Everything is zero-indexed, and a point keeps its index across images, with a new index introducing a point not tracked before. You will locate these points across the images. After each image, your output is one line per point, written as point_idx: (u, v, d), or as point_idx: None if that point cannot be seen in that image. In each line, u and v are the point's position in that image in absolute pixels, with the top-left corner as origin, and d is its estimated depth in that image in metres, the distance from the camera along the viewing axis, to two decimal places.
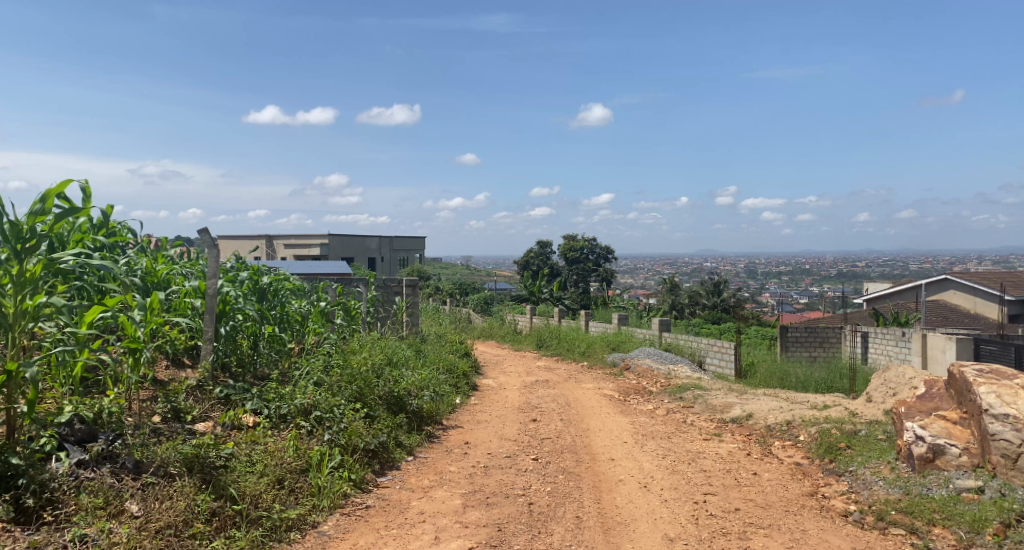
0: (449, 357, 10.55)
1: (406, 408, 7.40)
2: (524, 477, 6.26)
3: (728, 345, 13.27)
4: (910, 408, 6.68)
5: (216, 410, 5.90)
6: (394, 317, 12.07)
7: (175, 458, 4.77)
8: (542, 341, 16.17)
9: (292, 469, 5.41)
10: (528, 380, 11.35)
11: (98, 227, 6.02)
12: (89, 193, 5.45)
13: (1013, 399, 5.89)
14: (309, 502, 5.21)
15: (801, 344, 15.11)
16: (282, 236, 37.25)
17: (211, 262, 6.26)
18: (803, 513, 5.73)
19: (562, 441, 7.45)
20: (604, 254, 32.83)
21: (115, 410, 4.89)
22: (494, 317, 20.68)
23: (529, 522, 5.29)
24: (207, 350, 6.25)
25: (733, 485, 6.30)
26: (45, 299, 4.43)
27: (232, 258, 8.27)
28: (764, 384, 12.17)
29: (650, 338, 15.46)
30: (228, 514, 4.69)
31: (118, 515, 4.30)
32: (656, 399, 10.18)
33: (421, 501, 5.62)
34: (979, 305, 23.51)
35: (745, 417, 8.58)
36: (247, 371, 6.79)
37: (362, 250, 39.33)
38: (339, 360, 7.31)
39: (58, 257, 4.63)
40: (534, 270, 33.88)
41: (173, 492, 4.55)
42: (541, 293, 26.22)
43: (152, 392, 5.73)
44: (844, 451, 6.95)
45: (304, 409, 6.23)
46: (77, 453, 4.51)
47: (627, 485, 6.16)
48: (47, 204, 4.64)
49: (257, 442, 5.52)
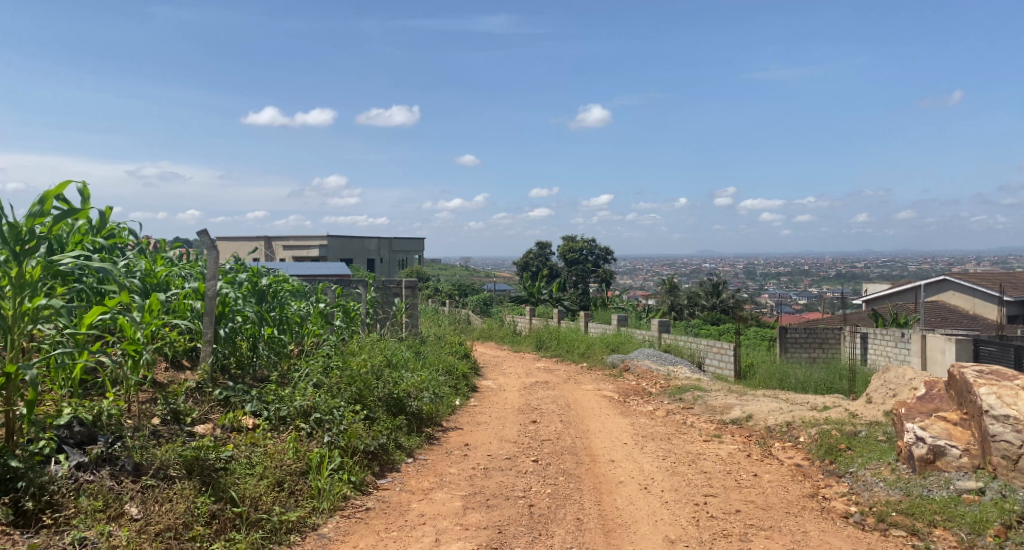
0: (448, 358, 10.54)
1: (406, 410, 7.40)
2: (525, 479, 6.25)
3: (728, 346, 13.27)
4: (910, 410, 6.67)
5: (216, 412, 5.89)
6: (394, 318, 12.07)
7: (175, 460, 4.76)
8: (541, 342, 16.17)
9: (292, 471, 5.40)
10: (528, 381, 11.34)
11: (97, 229, 6.01)
12: (88, 195, 5.47)
13: (1014, 400, 5.89)
14: (309, 505, 5.19)
15: (800, 345, 15.12)
16: (282, 237, 37.26)
17: (211, 264, 6.26)
18: (803, 515, 5.72)
19: (562, 443, 7.44)
20: (603, 255, 32.83)
21: (114, 413, 4.88)
22: (493, 319, 20.69)
23: (530, 524, 5.28)
24: (206, 352, 6.24)
25: (733, 487, 6.30)
26: (45, 301, 4.43)
27: (231, 259, 8.26)
28: (764, 384, 12.17)
29: (650, 339, 15.46)
30: (228, 516, 4.67)
31: (118, 517, 4.29)
32: (656, 400, 10.17)
33: (421, 504, 5.60)
34: (977, 306, 23.52)
35: (745, 419, 8.58)
36: (247, 372, 6.78)
37: (361, 251, 39.31)
38: (339, 362, 7.30)
39: (58, 260, 4.62)
40: (533, 271, 33.90)
41: (173, 495, 4.54)
42: (541, 294, 26.24)
43: (152, 394, 5.72)
44: (844, 453, 6.95)
45: (304, 411, 6.22)
46: (76, 456, 4.50)
47: (627, 487, 6.15)
48: (46, 206, 4.63)
49: (257, 444, 5.51)
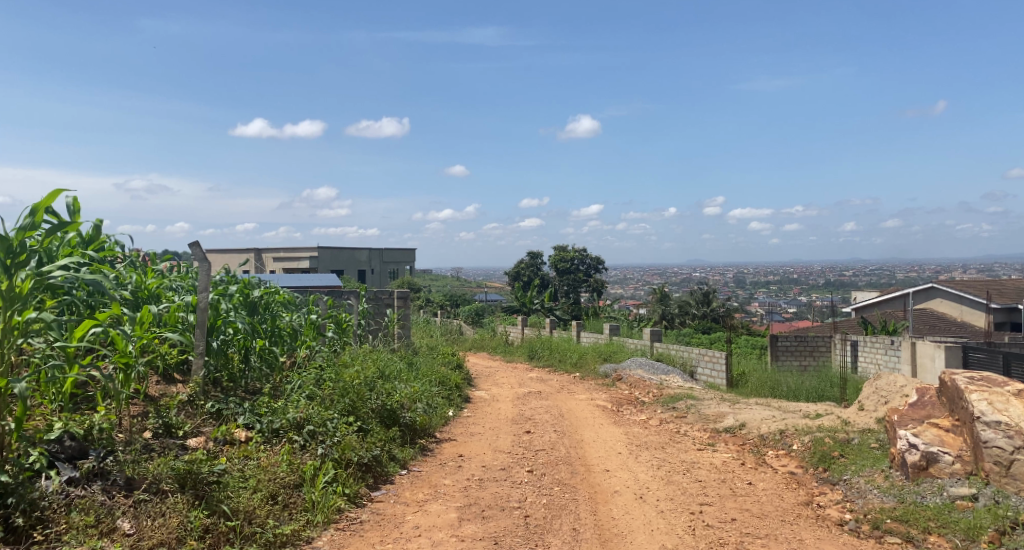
0: (441, 369, 10.49)
1: (399, 421, 7.37)
2: (520, 489, 6.22)
3: (719, 355, 13.28)
4: (903, 416, 6.70)
5: (207, 424, 5.84)
6: (386, 330, 12.02)
7: (168, 474, 4.71)
8: (533, 352, 16.15)
9: (286, 484, 5.37)
10: (521, 392, 11.30)
11: (88, 241, 5.97)
12: (77, 209, 5.44)
13: (1005, 406, 5.95)
14: (303, 517, 5.16)
15: (791, 353, 15.08)
16: (272, 250, 37.34)
17: (203, 276, 6.18)
18: (799, 523, 5.73)
19: (557, 453, 7.42)
20: (594, 264, 32.80)
21: (105, 426, 4.84)
22: (485, 328, 20.65)
23: (526, 535, 5.26)
24: (199, 364, 6.17)
25: (728, 495, 6.30)
26: (36, 314, 4.38)
27: (222, 271, 8.12)
28: (755, 393, 12.21)
29: (642, 348, 15.48)
30: (222, 530, 4.64)
31: (110, 532, 4.26)
32: (650, 410, 10.16)
33: (416, 516, 5.57)
34: (966, 313, 23.69)
35: (738, 427, 8.59)
36: (237, 385, 6.73)
37: (352, 262, 39.15)
38: (331, 374, 7.27)
39: (47, 272, 4.57)
40: (525, 281, 33.94)
41: (166, 509, 4.51)
42: (532, 305, 26.31)
43: (143, 407, 5.67)
44: (837, 460, 6.96)
45: (296, 423, 6.17)
46: (67, 471, 4.46)
47: (623, 497, 6.14)
48: (36, 219, 4.60)
49: (249, 457, 5.48)
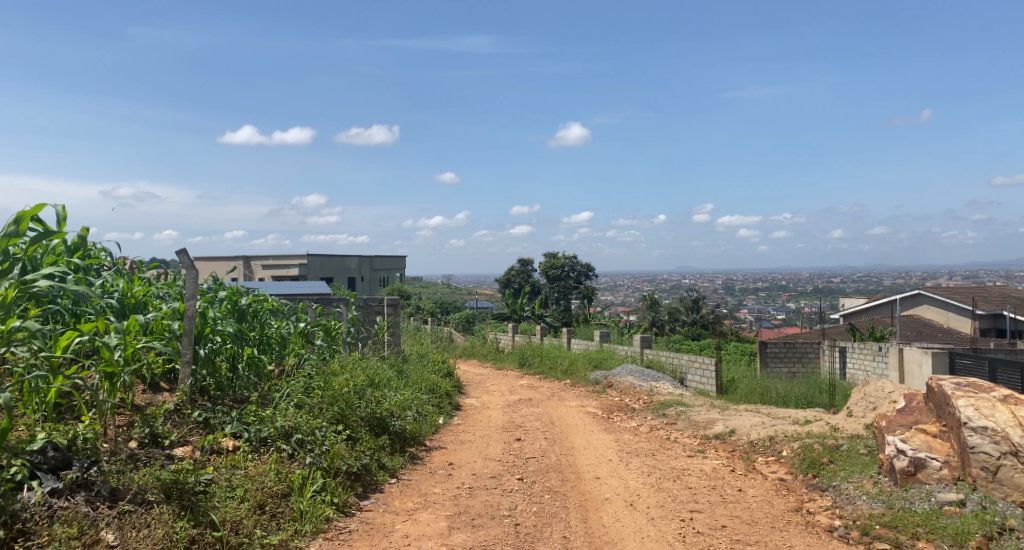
0: (431, 377, 10.44)
1: (389, 429, 7.33)
2: (510, 497, 6.20)
3: (709, 361, 13.31)
4: (891, 422, 6.72)
5: (194, 434, 5.78)
6: (375, 337, 11.92)
7: (153, 484, 4.66)
8: (524, 359, 16.08)
9: (274, 494, 5.33)
10: (511, 399, 11.26)
11: (72, 249, 5.90)
12: (62, 218, 5.39)
13: (991, 412, 5.98)
14: (291, 527, 5.13)
15: (780, 359, 15.11)
16: (261, 257, 37.29)
17: (190, 285, 6.13)
18: (789, 529, 5.73)
19: (547, 460, 7.40)
20: (584, 272, 32.79)
21: (90, 436, 4.78)
22: (476, 336, 20.62)
23: (516, 544, 5.23)
24: (185, 374, 6.09)
25: (719, 502, 6.30)
26: (19, 322, 4.32)
27: (209, 279, 7.99)
28: (745, 399, 12.22)
29: (632, 355, 15.49)
30: (208, 540, 4.60)
31: (93, 545, 4.19)
32: (640, 417, 10.15)
33: (405, 525, 5.54)
34: (951, 320, 23.85)
35: (728, 434, 8.60)
36: (225, 393, 6.63)
37: (341, 270, 38.97)
38: (320, 382, 7.24)
39: (31, 280, 4.52)
40: (515, 289, 33.93)
41: (151, 520, 4.47)
42: (523, 311, 26.32)
43: (128, 417, 5.61)
44: (826, 466, 6.98)
45: (284, 432, 6.13)
46: (50, 481, 4.40)
47: (613, 504, 6.13)
48: (21, 227, 4.55)
49: (237, 466, 5.44)
